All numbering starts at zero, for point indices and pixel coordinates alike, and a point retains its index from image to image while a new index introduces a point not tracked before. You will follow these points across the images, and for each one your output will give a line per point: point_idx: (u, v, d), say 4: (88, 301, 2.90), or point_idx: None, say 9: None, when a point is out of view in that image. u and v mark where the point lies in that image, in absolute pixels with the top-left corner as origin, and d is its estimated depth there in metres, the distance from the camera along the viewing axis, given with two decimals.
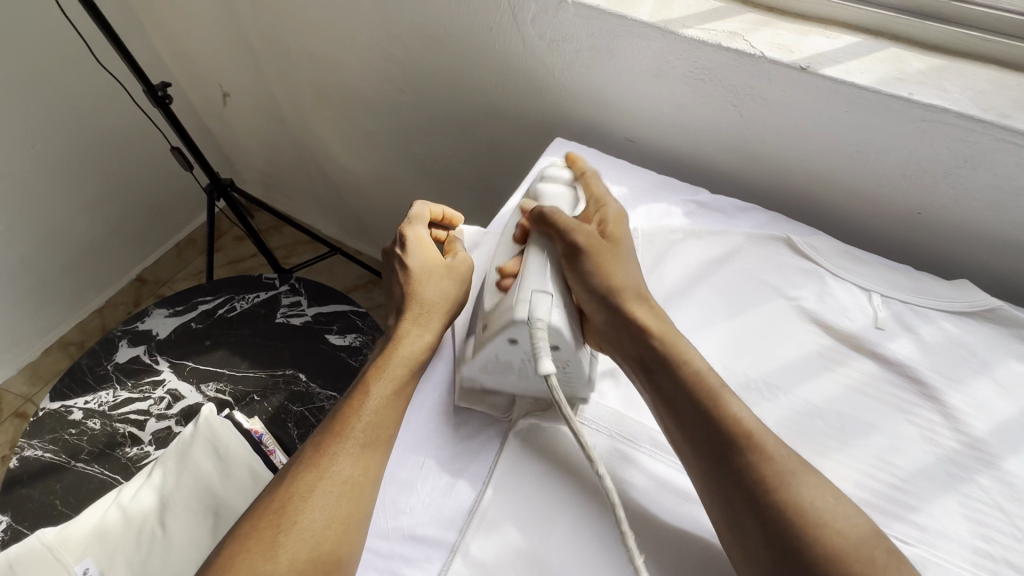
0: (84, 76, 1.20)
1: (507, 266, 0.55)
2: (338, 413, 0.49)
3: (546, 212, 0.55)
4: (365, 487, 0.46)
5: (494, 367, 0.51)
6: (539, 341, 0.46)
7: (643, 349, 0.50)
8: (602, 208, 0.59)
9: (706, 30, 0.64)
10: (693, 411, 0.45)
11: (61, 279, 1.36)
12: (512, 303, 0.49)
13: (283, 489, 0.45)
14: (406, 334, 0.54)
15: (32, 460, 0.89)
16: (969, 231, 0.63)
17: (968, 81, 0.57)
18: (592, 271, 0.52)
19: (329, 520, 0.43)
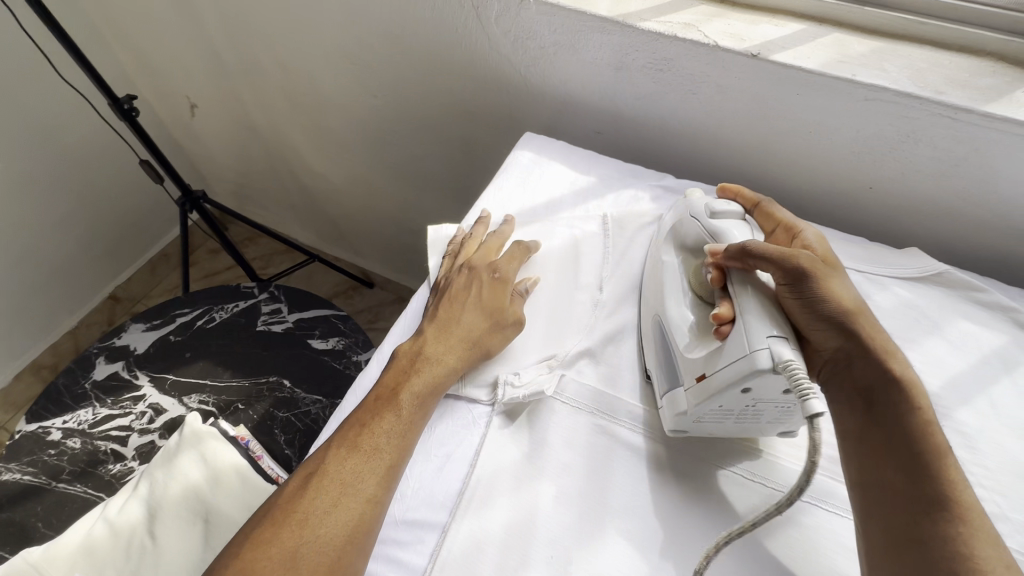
0: (45, 92, 1.18)
1: (722, 311, 0.48)
2: (362, 427, 0.48)
3: (751, 245, 0.49)
4: (385, 503, 0.46)
5: (713, 416, 0.47)
6: (801, 386, 0.41)
7: (868, 382, 0.45)
8: (800, 236, 0.53)
9: (661, 22, 0.67)
10: (899, 448, 0.43)
11: (30, 301, 1.33)
12: (747, 349, 0.44)
13: (302, 499, 0.44)
14: (444, 362, 0.53)
15: (11, 484, 0.87)
16: (915, 203, 0.67)
17: (905, 61, 0.61)
18: (820, 296, 0.46)
19: (350, 538, 0.43)
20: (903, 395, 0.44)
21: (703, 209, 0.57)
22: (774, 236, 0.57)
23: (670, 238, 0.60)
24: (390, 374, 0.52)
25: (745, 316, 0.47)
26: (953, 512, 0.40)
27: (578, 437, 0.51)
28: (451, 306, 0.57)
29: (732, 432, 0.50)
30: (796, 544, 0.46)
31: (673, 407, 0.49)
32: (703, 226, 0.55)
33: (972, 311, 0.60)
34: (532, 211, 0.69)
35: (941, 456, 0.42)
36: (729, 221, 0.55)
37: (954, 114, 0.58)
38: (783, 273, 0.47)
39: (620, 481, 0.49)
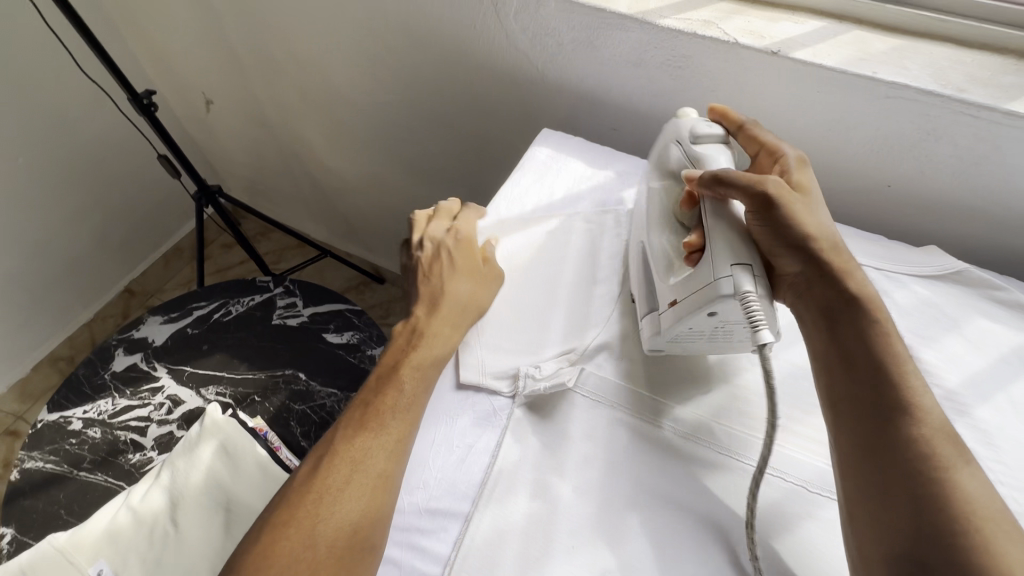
0: (65, 88, 1.19)
1: (691, 238, 0.52)
2: (370, 408, 0.50)
3: (722, 173, 0.52)
4: (396, 477, 0.47)
5: (684, 336, 0.52)
6: (754, 316, 0.46)
7: (828, 303, 0.49)
8: (780, 159, 0.55)
9: (681, 19, 0.67)
10: (848, 361, 0.46)
11: (48, 293, 1.35)
12: (710, 277, 0.48)
13: (319, 480, 0.46)
14: (435, 333, 0.56)
15: (34, 472, 0.88)
16: (934, 202, 0.67)
17: (927, 59, 0.61)
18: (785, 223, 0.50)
19: (365, 513, 0.45)
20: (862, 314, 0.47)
21: (687, 132, 0.58)
22: (759, 160, 0.58)
23: (654, 165, 0.62)
24: (390, 353, 0.55)
25: (713, 243, 0.50)
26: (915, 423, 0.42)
27: (599, 430, 0.52)
28: (429, 280, 0.60)
29: (707, 349, 0.54)
30: (816, 538, 0.46)
31: (652, 327, 0.54)
32: (685, 151, 0.57)
33: (991, 310, 0.60)
34: (549, 206, 0.69)
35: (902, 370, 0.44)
36: (710, 146, 0.57)
37: (977, 113, 0.58)
38: (751, 200, 0.51)
39: (640, 474, 0.50)
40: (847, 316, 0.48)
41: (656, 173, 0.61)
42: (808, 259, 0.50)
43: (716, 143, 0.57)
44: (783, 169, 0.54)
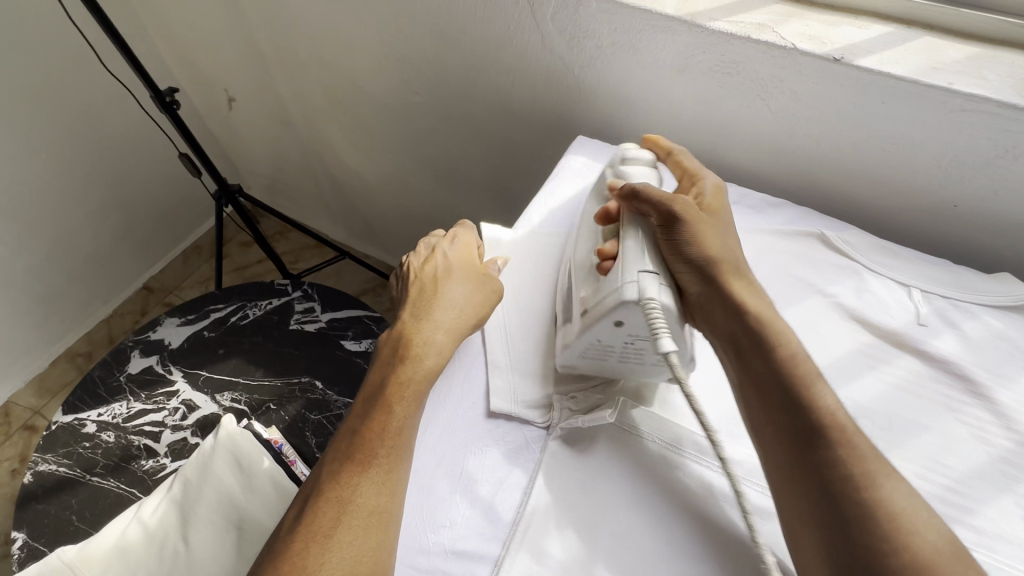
0: (89, 83, 1.18)
1: (605, 248, 0.52)
2: (356, 439, 0.46)
3: (639, 187, 0.52)
4: (390, 516, 0.43)
5: (594, 351, 0.49)
6: (654, 322, 0.45)
7: (732, 325, 0.49)
8: (698, 182, 0.57)
9: (733, 22, 0.62)
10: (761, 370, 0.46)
11: (67, 290, 1.34)
12: (618, 282, 0.47)
13: (309, 522, 0.42)
14: (426, 349, 0.52)
15: (46, 475, 0.87)
16: (1006, 225, 0.62)
17: (1008, 69, 0.56)
18: (688, 241, 0.51)
19: (357, 561, 0.40)
20: (763, 333, 0.48)
21: (620, 157, 0.60)
22: (681, 185, 0.60)
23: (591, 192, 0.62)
24: (376, 371, 0.51)
25: (625, 250, 0.50)
26: (828, 439, 0.41)
27: (641, 470, 0.48)
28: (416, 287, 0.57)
29: (619, 372, 0.52)
30: None
31: (563, 343, 0.52)
32: (614, 173, 0.58)
33: None
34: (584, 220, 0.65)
35: (805, 389, 0.44)
36: (640, 168, 0.58)
37: None
38: (661, 216, 0.51)
39: (689, 521, 0.45)
40: (750, 337, 0.48)
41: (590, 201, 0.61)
42: (707, 280, 0.50)
43: (644, 166, 0.59)
44: (698, 191, 0.57)
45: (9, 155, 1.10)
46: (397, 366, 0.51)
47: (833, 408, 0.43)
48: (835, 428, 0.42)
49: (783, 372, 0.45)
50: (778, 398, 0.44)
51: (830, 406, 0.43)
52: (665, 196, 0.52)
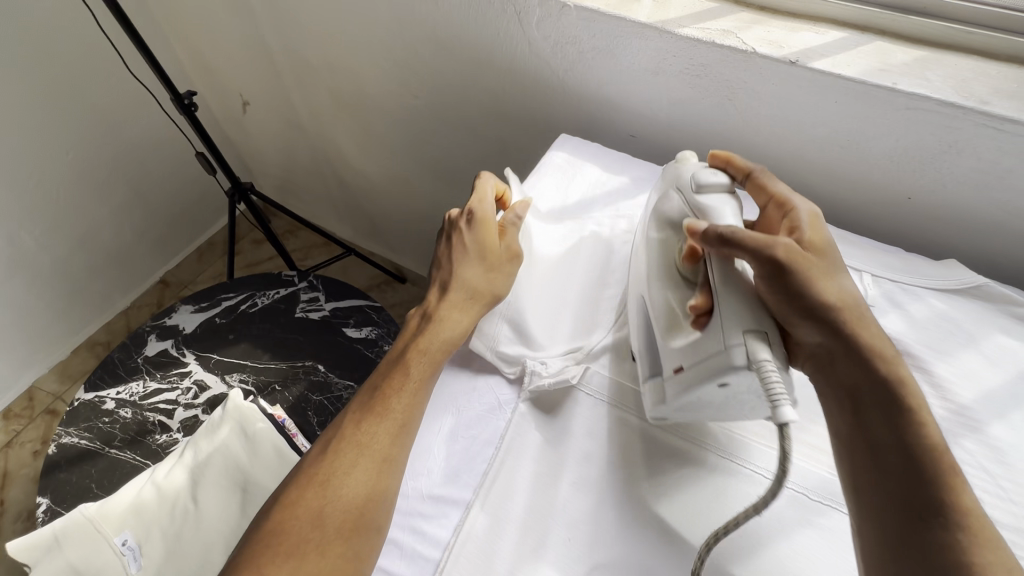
0: (114, 88, 1.27)
1: (698, 302, 0.49)
2: (378, 391, 0.51)
3: (727, 232, 0.48)
4: (400, 462, 0.48)
5: (693, 405, 0.49)
6: (772, 389, 0.42)
7: (852, 379, 0.45)
8: (792, 212, 0.52)
9: (700, 29, 0.68)
10: (884, 430, 0.43)
11: (89, 281, 1.42)
12: (721, 347, 0.45)
13: (334, 453, 0.48)
14: (448, 318, 0.56)
15: (69, 447, 0.94)
16: (954, 216, 0.66)
17: (950, 70, 0.61)
18: (806, 287, 0.46)
19: (368, 495, 0.46)
20: (893, 394, 0.44)
21: (689, 181, 0.55)
22: (768, 212, 0.55)
23: (653, 212, 0.60)
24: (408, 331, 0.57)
25: (720, 306, 0.47)
26: (955, 520, 0.39)
27: (601, 430, 0.53)
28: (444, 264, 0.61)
29: (715, 418, 0.51)
30: (813, 545, 0.47)
31: (654, 395, 0.51)
32: (687, 201, 0.55)
33: (1011, 326, 0.59)
34: (562, 210, 0.71)
35: (937, 458, 0.41)
36: (715, 196, 0.53)
37: (999, 125, 0.57)
38: (763, 265, 0.47)
39: (638, 472, 0.51)
40: (873, 394, 0.44)
41: (655, 223, 0.59)
42: (830, 331, 0.46)
43: (721, 193, 0.54)
44: (793, 222, 0.51)
45: (40, 154, 1.19)
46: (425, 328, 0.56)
47: (962, 483, 0.40)
48: (962, 509, 0.39)
49: (911, 440, 0.42)
50: (890, 462, 0.42)
51: (961, 480, 0.40)
52: (759, 241, 0.47)
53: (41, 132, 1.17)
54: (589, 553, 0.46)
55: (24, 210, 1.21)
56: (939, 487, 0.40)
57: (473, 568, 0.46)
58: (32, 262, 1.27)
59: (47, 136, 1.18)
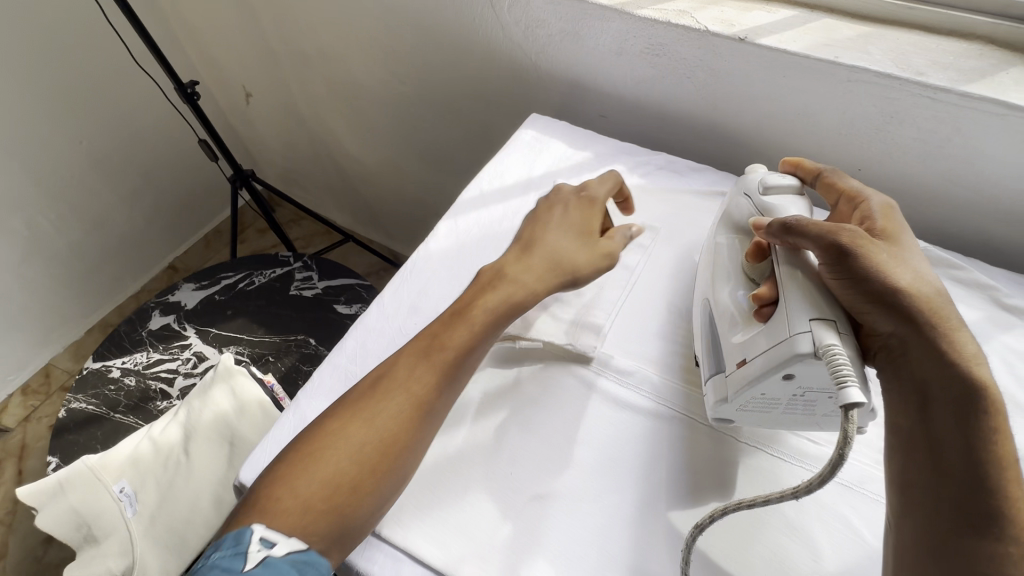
0: (122, 79, 1.34)
1: (762, 292, 0.49)
2: (433, 332, 0.53)
3: (792, 221, 0.48)
4: (434, 404, 0.50)
5: (758, 403, 0.48)
6: (840, 374, 0.41)
7: (924, 373, 0.43)
8: (862, 205, 0.52)
9: (657, 10, 0.71)
10: (954, 431, 0.41)
11: (101, 265, 1.50)
12: (787, 334, 0.45)
13: (367, 398, 0.49)
14: (515, 281, 0.57)
15: (77, 411, 1.00)
16: (901, 187, 0.69)
17: (891, 45, 0.64)
18: (872, 273, 0.44)
19: (397, 424, 0.48)
20: (968, 391, 0.41)
21: (757, 183, 0.57)
22: (840, 207, 0.55)
23: (720, 221, 0.60)
24: (469, 291, 0.57)
25: (787, 295, 0.47)
26: (1008, 528, 0.38)
27: (547, 378, 0.57)
28: (535, 228, 0.61)
29: (781, 422, 0.50)
30: (734, 480, 0.51)
31: (717, 394, 0.50)
32: (754, 203, 0.56)
33: (948, 288, 0.61)
34: (527, 182, 0.75)
35: (1004, 464, 0.39)
36: (783, 197, 0.55)
37: (934, 95, 0.60)
38: (825, 250, 0.46)
39: (581, 416, 0.55)
40: (945, 390, 0.42)
41: (721, 229, 0.59)
42: (906, 320, 0.43)
43: (789, 194, 0.56)
44: (863, 214, 0.51)
45: (55, 142, 1.26)
46: (484, 295, 0.56)
47: (1022, 495, 0.39)
48: (1018, 523, 0.38)
49: (979, 442, 0.40)
50: (952, 465, 0.40)
51: (1021, 491, 0.39)
52: (825, 226, 0.46)
53: (56, 121, 1.25)
54: (528, 485, 0.50)
55: (41, 195, 1.28)
56: (996, 495, 0.39)
57: (421, 497, 0.50)
58: (48, 244, 1.35)
59: (60, 124, 1.26)
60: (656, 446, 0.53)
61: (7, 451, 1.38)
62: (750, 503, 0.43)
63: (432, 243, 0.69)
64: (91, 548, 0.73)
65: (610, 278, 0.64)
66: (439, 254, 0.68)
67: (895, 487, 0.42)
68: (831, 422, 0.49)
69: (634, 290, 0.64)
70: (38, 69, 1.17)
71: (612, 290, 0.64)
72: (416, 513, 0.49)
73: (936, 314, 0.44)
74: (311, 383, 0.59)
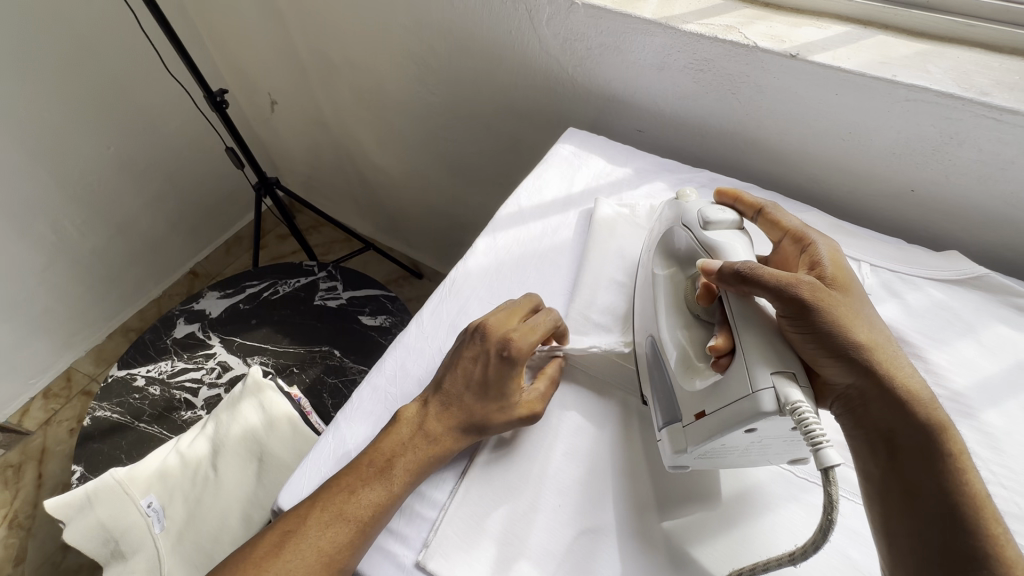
0: (149, 86, 1.35)
1: (718, 343, 0.47)
2: (414, 415, 0.52)
3: (744, 269, 0.46)
4: (409, 484, 0.49)
5: (714, 453, 0.46)
6: (811, 431, 0.39)
7: (886, 421, 0.43)
8: (810, 247, 0.52)
9: (704, 24, 0.70)
10: (923, 474, 0.41)
11: (124, 270, 1.50)
12: (748, 390, 0.42)
13: (274, 560, 0.44)
14: (477, 399, 0.52)
15: (101, 419, 1.00)
16: (957, 210, 0.67)
17: (952, 63, 0.61)
18: (827, 327, 0.44)
19: (376, 507, 0.47)
20: (929, 438, 0.42)
21: (696, 216, 0.55)
22: (784, 246, 0.55)
23: (660, 248, 0.58)
24: (388, 440, 0.50)
25: (745, 345, 0.45)
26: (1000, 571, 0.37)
27: (587, 404, 0.56)
28: (454, 385, 0.52)
29: (731, 464, 0.49)
30: (793, 518, 0.48)
31: (673, 443, 0.48)
32: (696, 237, 0.54)
33: (1012, 316, 0.59)
34: (567, 199, 0.73)
35: (978, 505, 0.39)
36: (723, 232, 0.53)
37: (1000, 115, 0.57)
38: (783, 303, 0.45)
39: (630, 445, 0.53)
40: (908, 437, 0.42)
41: (661, 258, 0.58)
42: (862, 372, 0.44)
43: (729, 229, 0.54)
44: (812, 259, 0.51)
45: (83, 147, 1.27)
46: (405, 452, 0.49)
47: (1003, 532, 0.38)
48: (1005, 562, 0.37)
49: (952, 485, 0.40)
50: (927, 509, 0.40)
51: (1000, 528, 0.38)
52: (782, 278, 0.45)
53: (84, 127, 1.26)
54: (578, 518, 0.48)
55: (68, 199, 1.29)
56: (979, 535, 0.38)
57: (465, 527, 0.48)
58: (73, 249, 1.35)
59: (89, 129, 1.27)
60: (709, 481, 0.51)
61: (28, 455, 1.38)
62: (767, 563, 0.43)
63: (471, 260, 0.68)
64: (118, 564, 0.71)
65: None
66: (479, 272, 0.66)
67: (879, 537, 0.42)
68: (782, 458, 0.48)
69: None
70: (68, 74, 1.18)
71: None
72: (456, 545, 0.47)
73: (887, 365, 0.44)
74: (350, 403, 0.57)
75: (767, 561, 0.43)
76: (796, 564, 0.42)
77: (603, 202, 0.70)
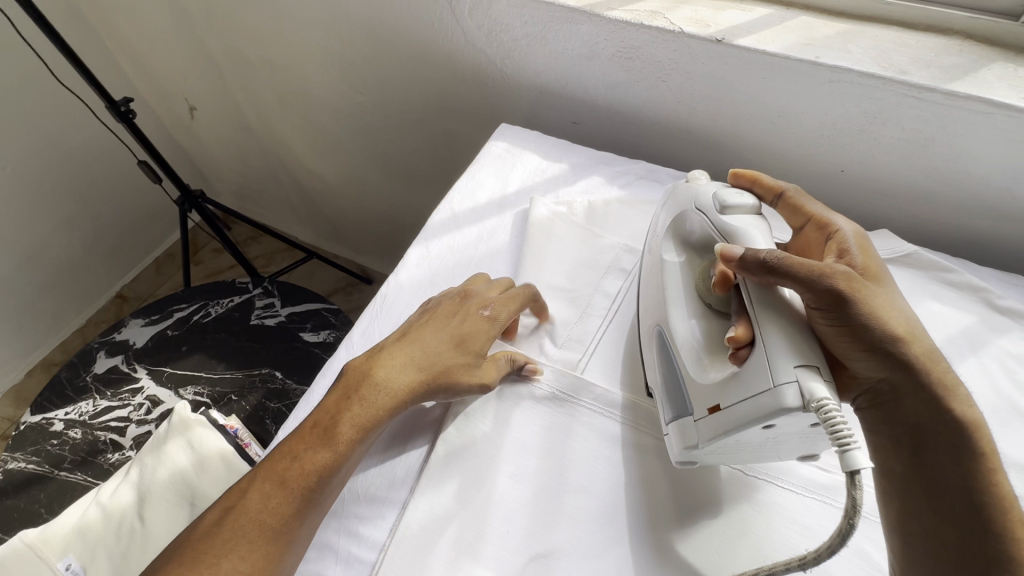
0: (44, 97, 1.22)
1: (739, 334, 0.42)
2: (360, 373, 0.49)
3: (773, 259, 0.41)
4: (359, 439, 0.47)
5: (727, 447, 0.43)
6: (839, 431, 0.35)
7: (916, 418, 0.40)
8: (836, 234, 0.48)
9: (628, 10, 0.67)
10: (947, 471, 0.39)
11: (37, 301, 1.37)
12: (769, 384, 0.38)
13: (215, 541, 0.42)
14: (430, 347, 0.51)
15: (16, 472, 0.91)
16: (883, 188, 0.67)
17: (872, 43, 0.62)
18: (863, 320, 0.40)
19: (321, 471, 0.45)
20: (963, 438, 0.39)
21: (712, 200, 0.50)
22: (806, 232, 0.51)
23: (671, 232, 0.54)
24: (333, 398, 0.48)
25: (767, 339, 0.40)
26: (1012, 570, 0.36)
27: (539, 420, 0.52)
28: (411, 338, 0.51)
29: (734, 460, 0.47)
30: (755, 521, 0.46)
31: (683, 437, 0.45)
32: (710, 221, 0.49)
33: (941, 292, 0.60)
34: (502, 199, 0.70)
35: (1005, 507, 0.37)
36: (743, 217, 0.48)
37: (919, 94, 0.57)
38: (815, 296, 0.41)
39: (576, 456, 0.50)
40: (937, 436, 0.40)
41: (673, 243, 0.54)
42: (892, 366, 0.40)
43: (747, 214, 0.49)
44: (840, 246, 0.47)
45: None
46: (348, 406, 0.47)
47: None
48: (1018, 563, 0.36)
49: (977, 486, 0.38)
50: (951, 510, 0.38)
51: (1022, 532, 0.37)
52: (814, 268, 0.41)
53: None
54: (528, 543, 0.46)
55: None
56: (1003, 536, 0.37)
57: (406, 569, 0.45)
58: None
59: None
60: (669, 490, 0.48)
61: None
62: (773, 568, 0.41)
63: (402, 273, 0.64)
64: None
65: (595, 304, 0.60)
66: (411, 287, 0.62)
67: (891, 537, 0.40)
68: (794, 454, 0.45)
69: (617, 316, 0.60)
70: None
71: (598, 318, 0.59)
72: None
73: (923, 362, 0.41)
74: None
75: (774, 565, 0.42)
76: (805, 568, 0.40)
77: (538, 201, 0.67)
